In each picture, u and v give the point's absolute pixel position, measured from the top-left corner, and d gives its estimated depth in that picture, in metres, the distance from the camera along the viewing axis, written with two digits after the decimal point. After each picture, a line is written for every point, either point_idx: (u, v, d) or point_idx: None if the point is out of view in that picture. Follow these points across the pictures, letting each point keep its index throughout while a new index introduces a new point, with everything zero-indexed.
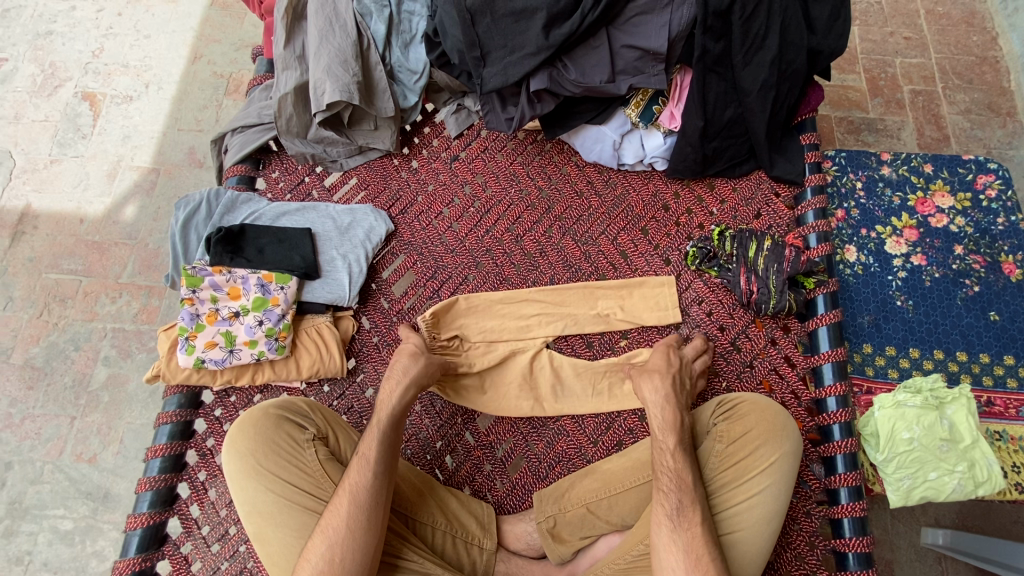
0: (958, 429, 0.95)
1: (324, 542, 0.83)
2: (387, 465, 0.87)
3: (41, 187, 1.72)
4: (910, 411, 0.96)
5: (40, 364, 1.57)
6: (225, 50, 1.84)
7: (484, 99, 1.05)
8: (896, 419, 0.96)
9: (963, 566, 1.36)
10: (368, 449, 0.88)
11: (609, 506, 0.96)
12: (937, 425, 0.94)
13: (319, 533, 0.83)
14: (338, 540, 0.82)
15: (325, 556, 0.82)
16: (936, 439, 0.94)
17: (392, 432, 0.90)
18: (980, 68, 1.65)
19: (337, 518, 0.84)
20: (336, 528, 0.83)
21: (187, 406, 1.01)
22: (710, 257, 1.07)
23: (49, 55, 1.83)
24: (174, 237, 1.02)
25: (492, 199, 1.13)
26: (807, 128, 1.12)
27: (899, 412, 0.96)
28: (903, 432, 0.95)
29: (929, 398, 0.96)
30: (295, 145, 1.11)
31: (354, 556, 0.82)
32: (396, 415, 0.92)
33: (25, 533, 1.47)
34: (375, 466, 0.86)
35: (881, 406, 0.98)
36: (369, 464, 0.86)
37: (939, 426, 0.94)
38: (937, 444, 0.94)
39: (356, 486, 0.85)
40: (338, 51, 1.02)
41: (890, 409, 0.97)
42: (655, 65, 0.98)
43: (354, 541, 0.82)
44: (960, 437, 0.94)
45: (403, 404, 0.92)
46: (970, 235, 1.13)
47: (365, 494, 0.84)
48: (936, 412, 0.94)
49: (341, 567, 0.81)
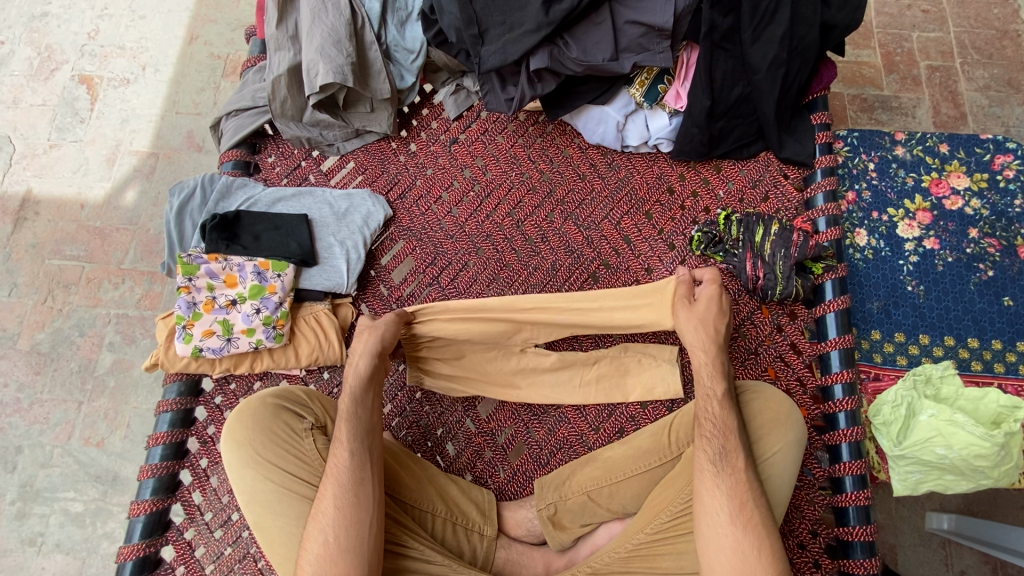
0: (1006, 449, 0.90)
1: (319, 527, 0.82)
2: (363, 440, 0.87)
3: (42, 172, 1.71)
4: (965, 434, 0.88)
5: (46, 350, 1.58)
6: (221, 30, 1.81)
7: (482, 79, 1.02)
8: (941, 433, 0.90)
9: (968, 551, 1.35)
10: (341, 430, 0.87)
11: (610, 494, 0.95)
12: (986, 456, 0.87)
13: (314, 521, 0.83)
14: (332, 523, 0.81)
15: (321, 540, 0.81)
16: (975, 463, 0.88)
17: (364, 409, 0.89)
18: (1000, 43, 1.59)
19: (326, 502, 0.83)
20: (326, 512, 0.83)
21: (187, 394, 1.01)
22: (715, 242, 1.04)
23: (44, 38, 1.81)
24: (169, 225, 1.01)
25: (492, 182, 1.11)
26: (819, 107, 1.08)
27: (952, 430, 0.89)
28: (940, 446, 0.89)
29: (996, 434, 0.88)
30: (290, 128, 1.08)
31: (348, 534, 0.81)
32: (360, 393, 0.91)
33: (38, 515, 1.48)
34: (352, 443, 0.86)
35: (934, 413, 0.91)
36: (344, 444, 0.86)
37: (988, 455, 0.87)
38: (972, 464, 0.89)
39: (337, 467, 0.84)
40: (332, 31, 0.99)
41: (943, 422, 0.90)
42: (660, 42, 0.94)
43: (346, 519, 0.82)
44: (1005, 462, 0.89)
45: (363, 374, 0.91)
46: (985, 217, 1.09)
47: (346, 472, 0.84)
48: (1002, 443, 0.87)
49: (338, 547, 0.80)
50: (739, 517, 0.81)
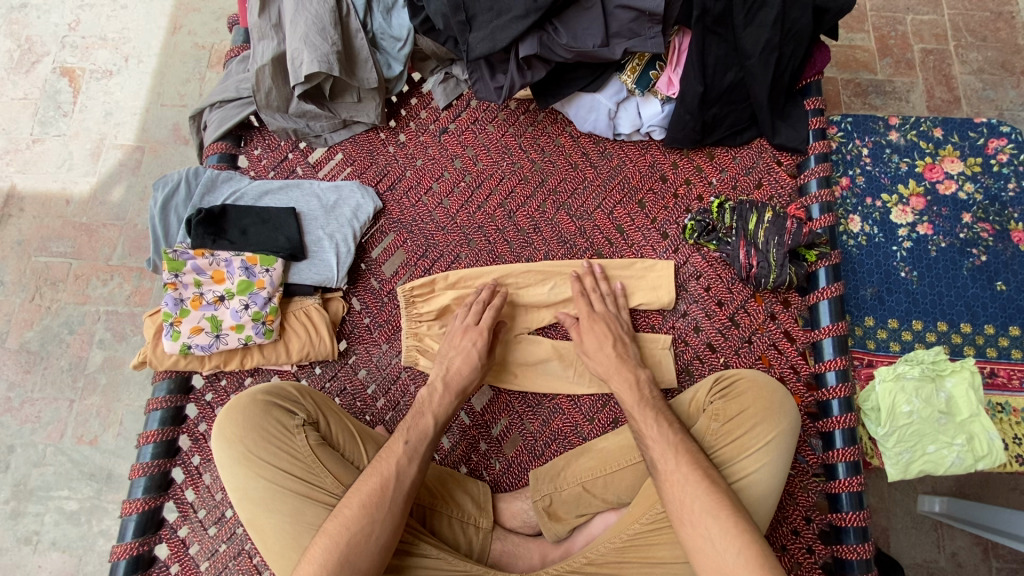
0: (957, 402, 0.94)
1: (344, 529, 0.79)
2: (419, 459, 0.86)
3: (25, 168, 1.68)
4: (910, 383, 0.94)
5: (35, 348, 1.56)
6: (206, 20, 1.77)
7: (471, 67, 0.99)
8: (897, 392, 0.94)
9: (959, 532, 1.36)
10: (406, 451, 0.86)
11: (605, 484, 0.95)
12: (936, 397, 0.93)
13: (355, 506, 0.81)
14: (361, 533, 0.79)
15: (360, 528, 0.79)
16: (936, 411, 0.93)
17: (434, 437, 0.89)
18: (995, 25, 1.58)
19: (361, 510, 0.80)
20: (363, 521, 0.80)
21: (177, 392, 0.99)
22: (708, 230, 1.03)
23: (24, 29, 1.77)
24: (154, 220, 0.99)
25: (483, 172, 1.09)
26: (813, 92, 1.06)
27: (901, 386, 0.94)
28: (904, 405, 0.93)
29: (926, 370, 0.95)
30: (276, 120, 1.06)
31: (387, 533, 0.80)
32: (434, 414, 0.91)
33: (32, 514, 1.47)
34: (413, 469, 0.85)
35: (882, 378, 0.96)
36: (410, 466, 0.84)
37: (937, 399, 0.93)
38: (935, 416, 0.93)
39: (400, 473, 0.84)
40: (316, 18, 0.97)
41: (891, 382, 0.94)
42: (652, 27, 0.92)
43: (392, 521, 0.81)
44: (958, 410, 0.94)
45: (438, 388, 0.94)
46: (979, 202, 1.09)
47: (399, 492, 0.82)
48: (933, 385, 0.94)
49: (372, 543, 0.79)
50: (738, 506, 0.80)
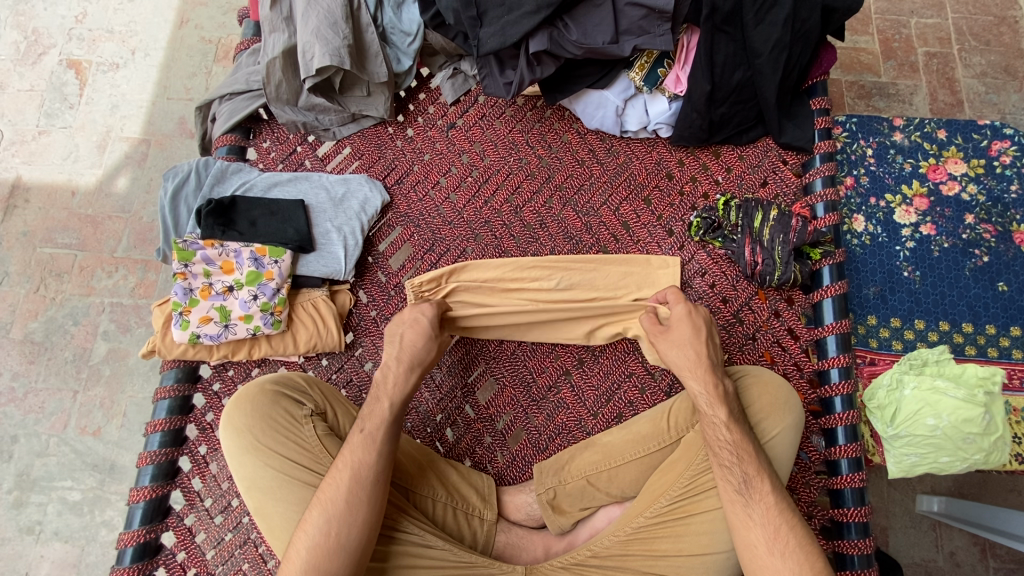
0: (992, 423, 0.90)
1: (321, 513, 0.80)
2: (385, 428, 0.86)
3: (31, 159, 1.68)
4: (949, 400, 0.90)
5: (39, 339, 1.56)
6: (212, 14, 1.78)
7: (481, 62, 1.00)
8: (926, 404, 0.91)
9: (957, 532, 1.37)
10: (373, 428, 0.85)
11: (609, 479, 0.95)
12: (973, 420, 0.89)
13: (334, 472, 0.83)
14: (336, 515, 0.80)
15: (333, 488, 0.82)
16: (965, 431, 0.89)
17: (399, 410, 0.88)
18: (998, 29, 1.59)
19: (334, 491, 0.81)
20: (334, 503, 0.81)
21: (185, 381, 0.99)
22: (714, 227, 1.04)
23: (31, 21, 1.77)
24: (164, 211, 1.00)
25: (490, 167, 1.10)
26: (819, 92, 1.07)
27: (936, 398, 0.91)
28: (930, 418, 0.90)
29: (973, 392, 0.90)
30: (286, 113, 1.07)
31: (359, 493, 0.81)
32: (404, 391, 0.90)
33: (35, 504, 1.48)
34: (379, 445, 0.84)
35: (915, 385, 0.93)
36: (373, 443, 0.84)
37: (973, 421, 0.89)
38: (964, 436, 0.89)
39: (370, 435, 0.85)
40: (327, 12, 0.98)
41: (925, 392, 0.91)
42: (661, 25, 0.93)
43: (363, 483, 0.82)
44: (991, 430, 0.90)
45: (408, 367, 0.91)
46: (982, 204, 1.10)
47: (367, 471, 0.82)
48: (980, 408, 0.89)
49: (345, 506, 0.80)
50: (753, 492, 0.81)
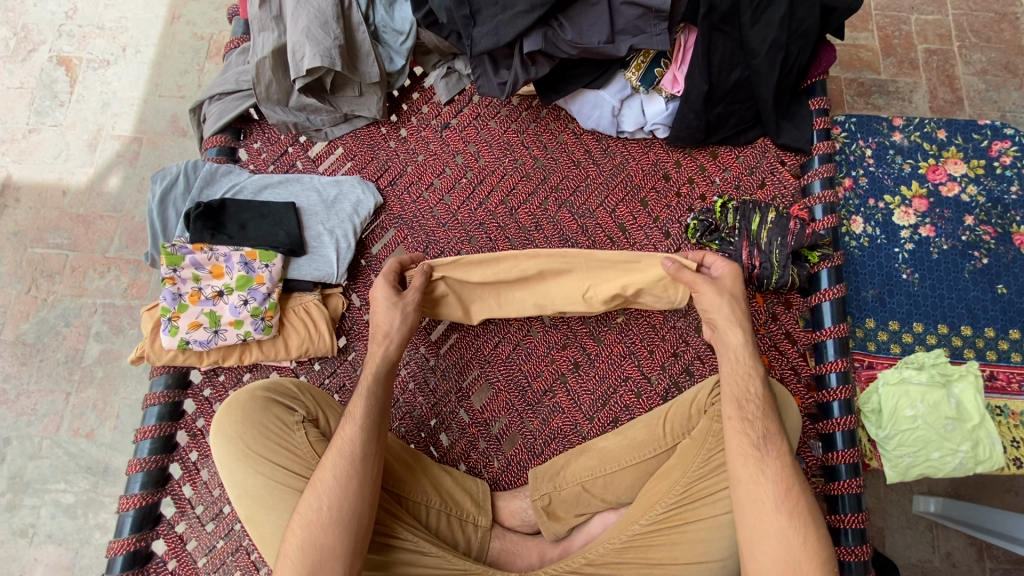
0: (966, 407, 0.93)
1: (314, 493, 0.82)
2: (368, 402, 0.88)
3: (21, 158, 1.66)
4: (915, 388, 0.94)
5: (31, 340, 1.55)
6: (204, 10, 1.75)
7: (475, 62, 0.98)
8: (900, 396, 0.94)
9: (954, 533, 1.36)
10: (356, 405, 0.88)
11: (605, 484, 0.94)
12: (943, 404, 0.92)
13: (326, 453, 0.85)
14: (326, 491, 0.81)
15: (324, 467, 0.84)
16: (943, 416, 0.92)
17: (380, 389, 0.90)
18: (999, 26, 1.57)
19: (325, 469, 0.83)
20: (324, 481, 0.82)
21: (175, 386, 0.98)
22: (711, 230, 1.03)
23: (20, 17, 1.74)
24: (152, 214, 0.98)
25: (485, 168, 1.09)
26: (817, 92, 1.06)
27: (905, 390, 0.94)
28: (907, 409, 0.93)
29: (934, 375, 0.94)
30: (276, 113, 1.05)
31: (346, 467, 0.82)
32: (386, 371, 0.92)
33: (28, 507, 1.47)
34: (362, 419, 0.86)
35: (886, 382, 0.96)
36: (357, 417, 0.86)
37: (945, 405, 0.92)
38: (943, 423, 0.92)
39: (353, 408, 0.87)
40: (318, 11, 0.96)
41: (894, 386, 0.95)
42: (658, 24, 0.91)
43: (348, 457, 0.83)
44: (967, 416, 0.93)
45: (391, 357, 0.93)
46: (981, 205, 1.09)
47: (352, 445, 0.84)
48: (943, 391, 0.93)
49: (335, 482, 0.82)
50: (750, 499, 0.80)
